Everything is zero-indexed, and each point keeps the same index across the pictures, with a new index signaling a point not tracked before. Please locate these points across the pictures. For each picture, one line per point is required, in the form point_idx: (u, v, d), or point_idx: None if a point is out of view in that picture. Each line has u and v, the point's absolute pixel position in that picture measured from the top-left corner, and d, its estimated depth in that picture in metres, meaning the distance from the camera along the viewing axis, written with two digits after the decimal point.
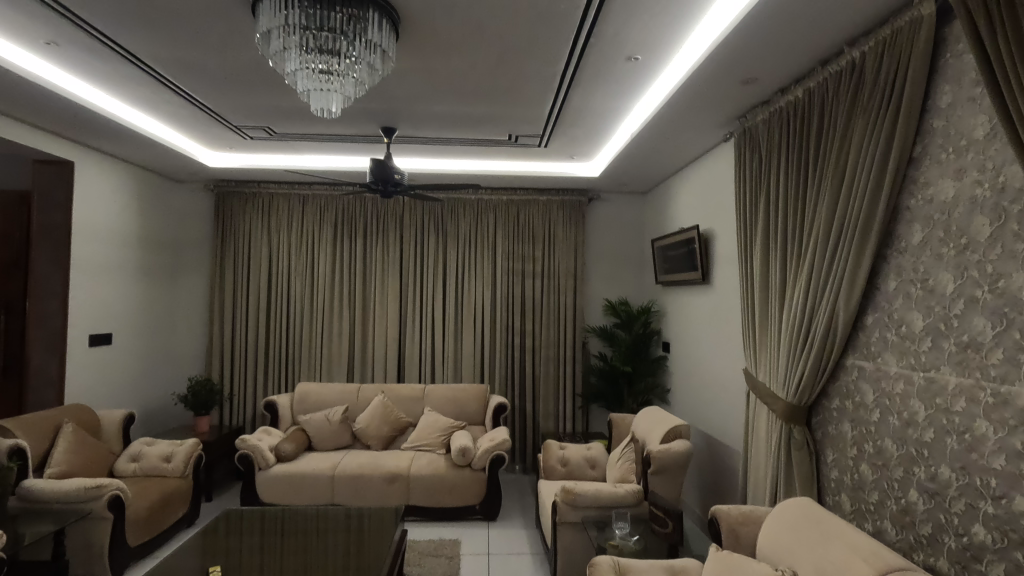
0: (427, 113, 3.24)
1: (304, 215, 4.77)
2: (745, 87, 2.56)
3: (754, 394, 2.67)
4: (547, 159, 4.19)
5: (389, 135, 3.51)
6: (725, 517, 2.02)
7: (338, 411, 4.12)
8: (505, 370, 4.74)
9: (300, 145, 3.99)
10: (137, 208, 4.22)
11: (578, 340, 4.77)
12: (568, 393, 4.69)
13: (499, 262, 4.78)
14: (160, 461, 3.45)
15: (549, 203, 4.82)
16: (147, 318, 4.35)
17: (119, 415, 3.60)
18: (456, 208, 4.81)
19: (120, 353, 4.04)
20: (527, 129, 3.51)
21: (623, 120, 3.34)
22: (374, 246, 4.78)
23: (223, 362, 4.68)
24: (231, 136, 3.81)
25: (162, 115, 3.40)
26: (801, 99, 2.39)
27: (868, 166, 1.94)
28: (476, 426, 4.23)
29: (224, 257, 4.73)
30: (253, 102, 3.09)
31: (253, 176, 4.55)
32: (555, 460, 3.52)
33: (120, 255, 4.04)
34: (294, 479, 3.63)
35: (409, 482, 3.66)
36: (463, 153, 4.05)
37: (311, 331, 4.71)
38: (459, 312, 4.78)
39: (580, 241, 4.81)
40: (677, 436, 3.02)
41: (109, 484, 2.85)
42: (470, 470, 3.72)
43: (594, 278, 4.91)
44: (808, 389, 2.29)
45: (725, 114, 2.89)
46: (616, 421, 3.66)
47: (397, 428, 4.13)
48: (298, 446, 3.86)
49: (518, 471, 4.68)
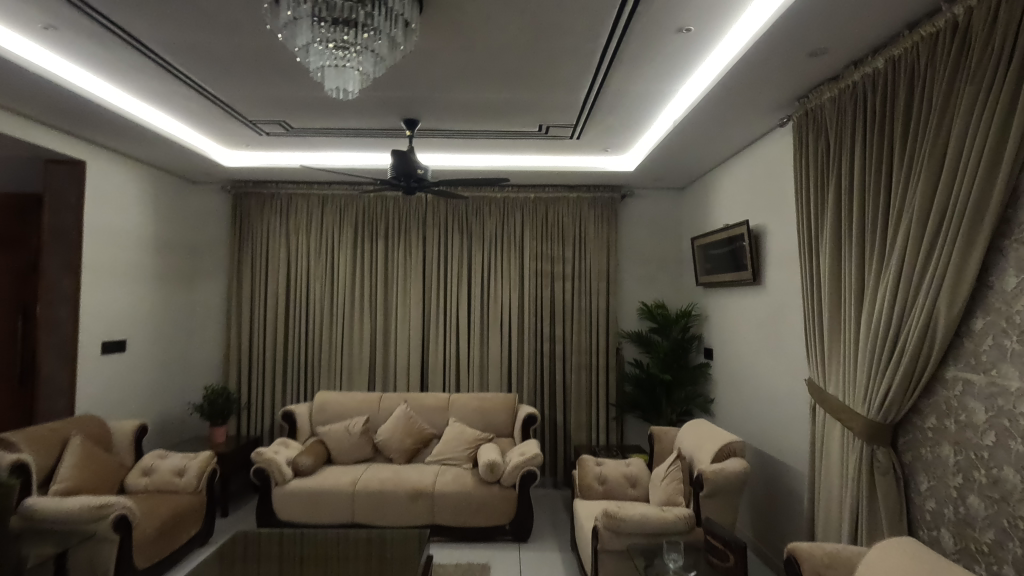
0: (452, 102, 3.00)
1: (323, 216, 4.58)
2: (813, 59, 2.25)
3: (823, 408, 2.35)
4: (580, 152, 3.92)
5: (411, 127, 3.29)
6: (807, 557, 1.72)
7: (359, 422, 3.91)
8: (534, 377, 4.46)
9: (319, 142, 3.79)
10: (151, 209, 4.07)
11: (612, 345, 4.47)
12: (601, 403, 4.40)
13: (527, 263, 4.52)
14: (172, 475, 3.27)
15: (580, 199, 4.54)
16: (164, 324, 4.20)
17: (130, 425, 3.43)
18: (482, 207, 4.56)
19: (136, 361, 3.88)
20: (559, 118, 3.25)
21: (666, 106, 3.06)
22: (396, 247, 4.56)
23: (239, 370, 4.50)
24: (246, 132, 3.64)
25: (172, 108, 3.23)
26: (882, 70, 2.09)
27: (980, 141, 1.63)
28: (504, 438, 3.97)
29: (242, 260, 4.56)
30: (267, 92, 2.90)
31: (271, 175, 4.38)
32: (592, 477, 3.23)
33: (135, 258, 3.89)
34: (313, 495, 3.42)
35: (434, 499, 3.42)
36: (490, 147, 3.80)
37: (331, 337, 4.51)
38: (485, 317, 4.52)
39: (613, 240, 4.52)
40: (730, 454, 2.72)
41: (114, 503, 2.66)
42: (499, 487, 3.46)
43: (628, 280, 4.61)
44: (895, 406, 1.98)
45: (785, 94, 2.59)
46: (659, 435, 3.36)
47: (420, 440, 3.88)
48: (317, 459, 3.64)
49: (548, 486, 4.40)
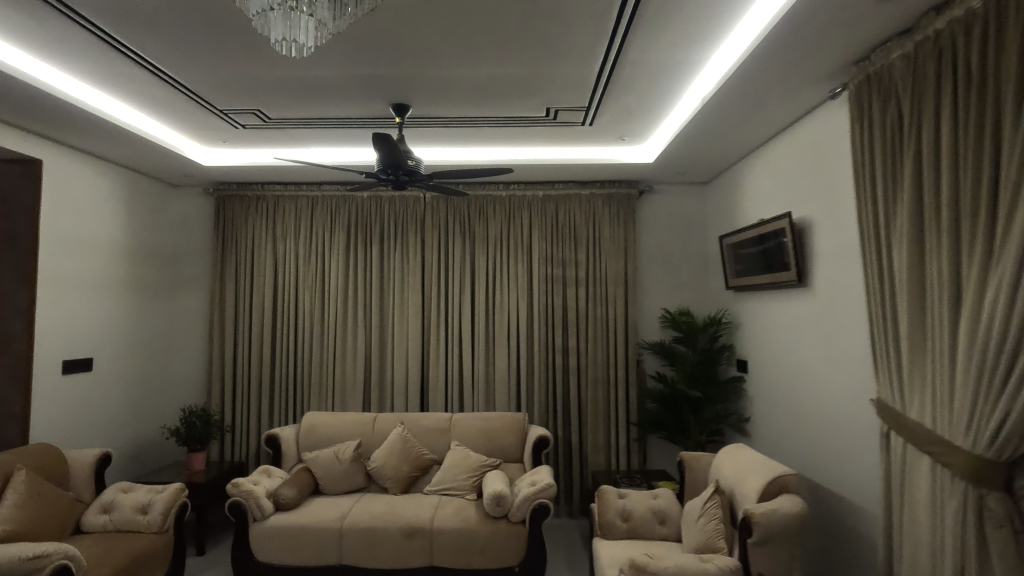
0: (446, 81, 2.61)
1: (313, 219, 4.20)
2: (884, 5, 1.81)
3: (904, 438, 1.89)
4: (593, 141, 3.51)
5: (401, 114, 2.91)
6: None
7: (349, 447, 3.49)
8: (545, 394, 4.01)
9: (302, 135, 3.41)
10: (123, 215, 3.72)
11: (632, 357, 4.02)
12: (621, 422, 3.95)
13: (536, 267, 4.09)
14: (134, 513, 2.88)
15: (593, 196, 4.12)
16: (139, 339, 3.82)
17: (92, 454, 3.05)
18: (485, 207, 4.16)
19: (106, 382, 3.51)
20: (569, 99, 2.84)
21: (693, 79, 2.63)
22: (392, 252, 4.16)
23: (223, 389, 4.11)
24: (221, 126, 3.28)
25: (132, 96, 2.89)
26: (978, 11, 1.65)
27: None
28: (512, 464, 3.54)
29: (225, 269, 4.18)
30: (232, 71, 2.54)
31: (254, 176, 4.02)
32: (614, 513, 2.77)
33: (104, 267, 3.54)
34: (295, 533, 3.00)
35: (433, 537, 2.98)
36: (491, 137, 3.40)
37: (321, 350, 4.11)
38: (490, 328, 4.10)
39: (631, 240, 4.09)
40: (781, 490, 2.26)
41: (54, 552, 2.27)
42: (507, 523, 3.02)
43: (648, 285, 4.17)
44: (1014, 439, 1.53)
45: (841, 56, 2.15)
46: (690, 462, 2.91)
47: (419, 467, 3.46)
48: (301, 490, 3.23)
49: (564, 516, 3.94)
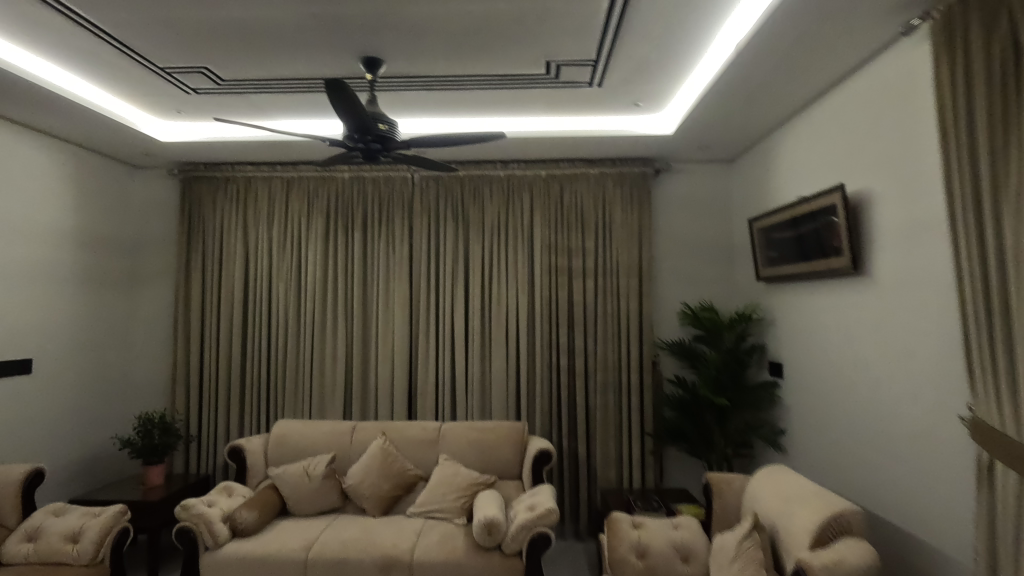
0: (423, 24, 2.15)
1: (289, 204, 3.76)
2: None
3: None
4: (602, 108, 3.04)
5: (373, 71, 2.45)
6: None
7: (322, 462, 3.05)
8: (547, 400, 3.55)
9: (267, 102, 2.97)
10: (71, 197, 3.29)
11: (646, 358, 3.53)
12: (635, 433, 3.47)
13: (537, 256, 3.62)
14: (62, 542, 2.45)
15: (603, 176, 3.64)
16: (89, 339, 3.40)
17: (20, 470, 2.63)
18: (479, 188, 3.69)
19: (46, 388, 3.09)
20: (573, 50, 2.37)
21: (725, 21, 2.14)
22: (376, 240, 3.71)
23: (188, 393, 3.69)
24: (170, 91, 2.84)
25: (59, 52, 2.45)
26: None
27: None
28: (509, 482, 3.08)
29: (191, 260, 3.75)
30: (160, 11, 2.08)
31: (221, 155, 3.59)
32: (627, 547, 2.27)
33: (44, 255, 3.11)
34: (252, 565, 2.56)
35: (413, 570, 2.53)
36: (485, 103, 2.95)
37: (298, 350, 3.67)
38: (487, 325, 3.63)
39: (646, 226, 3.60)
40: (840, 533, 1.78)
41: None
42: (499, 555, 2.56)
43: (665, 276, 3.68)
44: None
45: None
46: (719, 485, 2.42)
47: (401, 485, 3.01)
48: (262, 513, 2.78)
49: (569, 538, 3.47)
